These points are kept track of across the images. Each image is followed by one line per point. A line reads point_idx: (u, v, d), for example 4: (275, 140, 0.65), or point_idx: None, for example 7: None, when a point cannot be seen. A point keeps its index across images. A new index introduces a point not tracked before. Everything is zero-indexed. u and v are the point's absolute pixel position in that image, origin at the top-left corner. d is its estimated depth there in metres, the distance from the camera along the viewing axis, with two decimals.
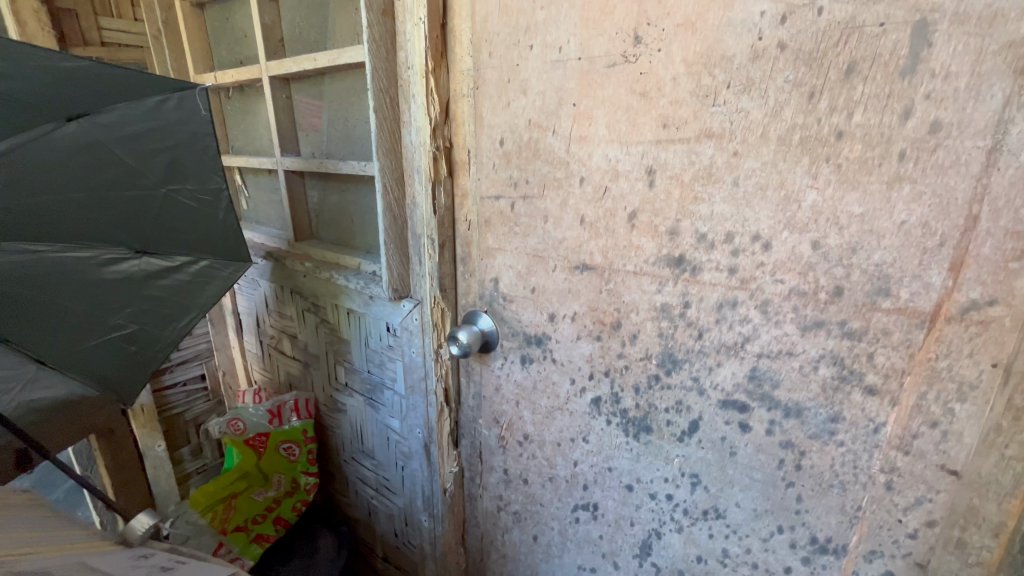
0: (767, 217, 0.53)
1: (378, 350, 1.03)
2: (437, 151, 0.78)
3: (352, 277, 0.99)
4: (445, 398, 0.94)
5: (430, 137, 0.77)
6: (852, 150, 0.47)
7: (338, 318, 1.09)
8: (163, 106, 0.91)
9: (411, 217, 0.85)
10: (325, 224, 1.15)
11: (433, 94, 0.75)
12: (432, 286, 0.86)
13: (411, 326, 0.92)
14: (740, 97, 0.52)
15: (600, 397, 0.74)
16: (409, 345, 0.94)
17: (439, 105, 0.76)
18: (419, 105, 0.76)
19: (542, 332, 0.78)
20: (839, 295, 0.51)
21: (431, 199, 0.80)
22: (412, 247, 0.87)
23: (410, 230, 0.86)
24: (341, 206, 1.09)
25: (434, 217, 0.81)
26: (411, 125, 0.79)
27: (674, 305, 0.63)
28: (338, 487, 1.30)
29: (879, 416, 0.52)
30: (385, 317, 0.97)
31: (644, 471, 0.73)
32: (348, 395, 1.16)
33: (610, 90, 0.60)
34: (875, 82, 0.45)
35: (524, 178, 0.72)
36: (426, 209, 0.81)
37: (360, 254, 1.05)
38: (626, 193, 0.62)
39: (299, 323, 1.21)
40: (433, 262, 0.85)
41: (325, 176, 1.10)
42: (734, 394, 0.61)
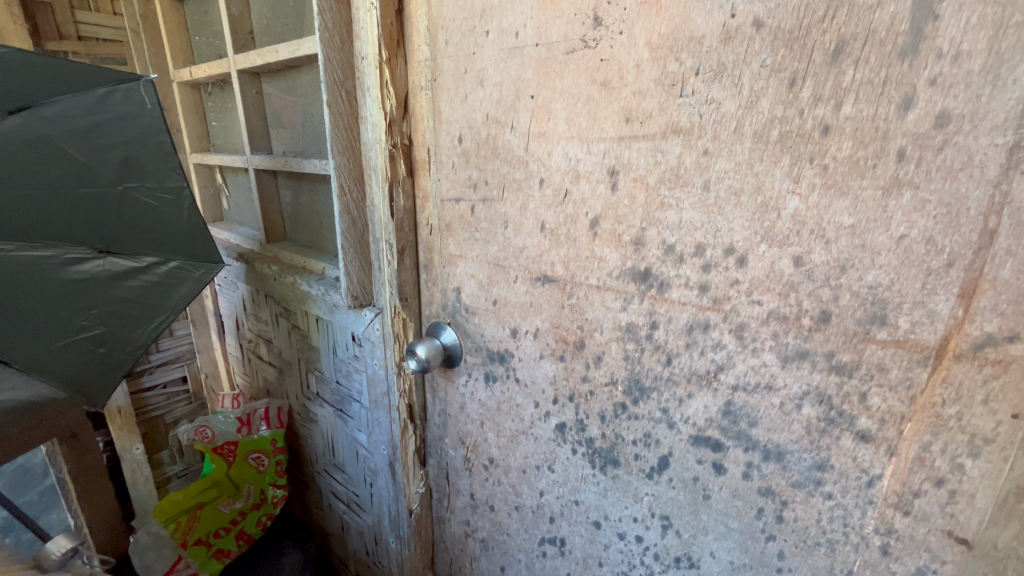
0: (742, 226, 0.45)
1: (344, 359, 0.97)
2: (395, 148, 0.72)
3: (318, 281, 0.94)
4: (410, 416, 0.88)
5: (385, 134, 0.71)
6: (840, 147, 0.39)
7: (306, 324, 1.04)
8: (111, 99, 0.89)
9: (371, 219, 0.79)
10: (298, 226, 1.10)
11: (388, 87, 0.69)
12: (392, 295, 0.80)
13: (373, 337, 0.87)
14: (710, 86, 0.44)
15: (565, 423, 0.67)
16: (372, 356, 0.89)
17: (395, 99, 0.70)
18: (374, 98, 0.70)
19: (505, 349, 0.71)
20: (827, 322, 0.43)
21: (389, 201, 0.74)
22: (373, 252, 0.81)
23: (370, 235, 0.80)
24: (313, 207, 1.04)
25: (391, 220, 0.75)
26: (367, 120, 0.73)
27: (640, 325, 0.55)
28: (311, 499, 1.25)
29: (875, 467, 0.43)
30: (349, 326, 0.92)
31: (611, 508, 0.66)
32: (319, 405, 1.10)
33: (569, 81, 0.53)
34: (868, 66, 0.37)
35: (483, 179, 0.65)
36: (383, 211, 0.75)
37: (328, 258, 1.00)
38: (588, 196, 0.55)
39: (272, 327, 1.17)
40: (391, 269, 0.78)
41: (297, 175, 1.05)
42: (707, 430, 0.53)
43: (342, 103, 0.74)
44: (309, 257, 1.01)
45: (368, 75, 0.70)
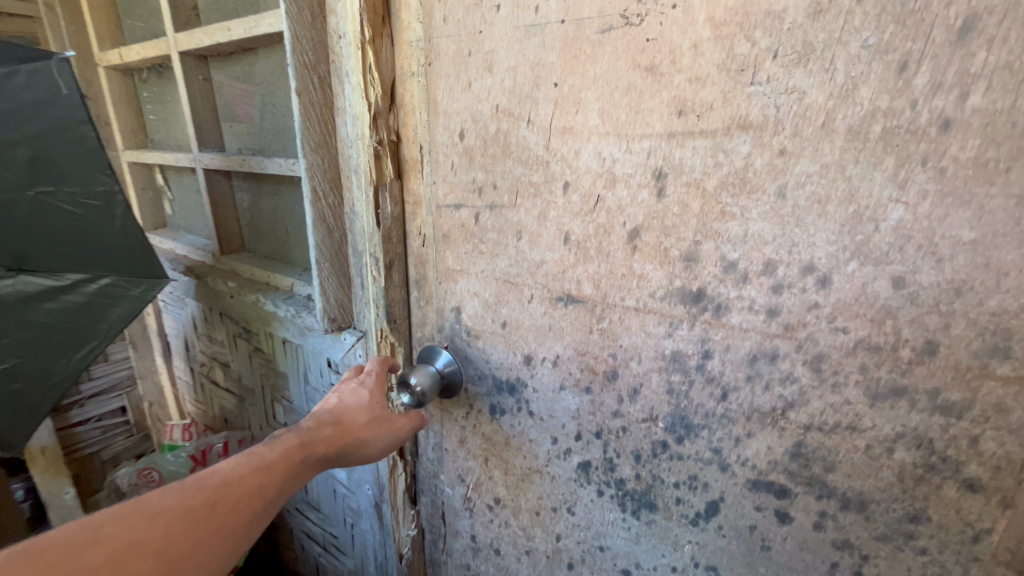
0: (826, 241, 0.38)
1: (317, 387, 0.86)
2: (381, 146, 0.61)
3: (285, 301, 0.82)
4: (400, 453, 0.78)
5: (369, 129, 0.60)
6: (964, 147, 0.32)
7: (272, 348, 0.91)
8: (10, 82, 0.71)
9: (353, 229, 0.68)
10: (258, 234, 0.96)
11: (371, 74, 0.58)
12: (378, 318, 0.69)
13: (355, 364, 0.76)
14: (791, 71, 0.36)
15: (589, 462, 0.58)
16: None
17: (380, 88, 0.59)
18: (355, 87, 0.59)
19: (516, 378, 0.61)
20: (932, 354, 0.36)
21: (375, 208, 0.63)
22: (355, 267, 0.70)
23: (351, 247, 0.69)
24: (275, 212, 0.91)
25: (377, 230, 0.64)
26: (346, 113, 0.62)
27: (689, 354, 0.47)
28: (282, 541, 1.12)
29: (983, 520, 0.37)
30: (325, 351, 0.80)
31: (644, 556, 0.58)
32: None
33: (605, 65, 0.44)
34: (1006, 46, 0.30)
35: (490, 182, 0.55)
36: (368, 220, 0.65)
37: (296, 272, 0.88)
38: (626, 203, 0.46)
39: (229, 350, 1.02)
40: (376, 288, 0.68)
41: (255, 177, 0.91)
42: (769, 474, 0.46)
43: (314, 95, 0.64)
44: (273, 272, 0.89)
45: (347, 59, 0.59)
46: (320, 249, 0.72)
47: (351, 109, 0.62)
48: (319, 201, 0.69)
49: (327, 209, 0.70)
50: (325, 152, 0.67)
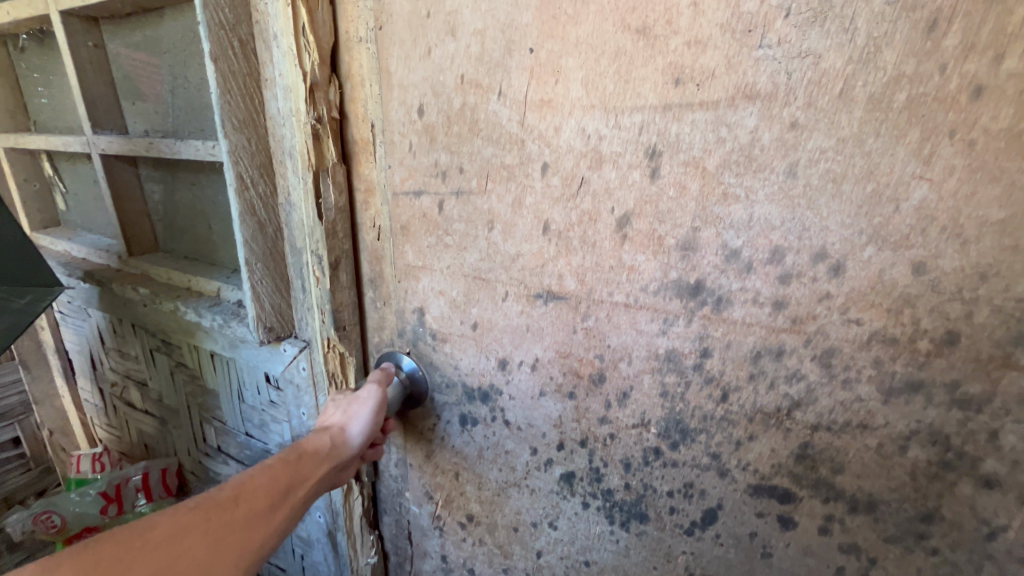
0: (840, 224, 0.34)
1: (255, 405, 0.75)
2: (322, 126, 0.52)
3: (211, 309, 0.71)
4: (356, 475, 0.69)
5: (306, 103, 0.51)
6: (997, 117, 0.29)
7: (198, 362, 0.79)
8: None
9: (290, 222, 0.59)
10: (176, 233, 0.84)
11: (307, 37, 0.49)
12: (324, 325, 0.60)
13: (298, 378, 0.66)
14: (806, 32, 0.32)
15: (573, 472, 0.53)
16: (298, 404, 0.68)
17: (319, 55, 0.50)
18: (287, 53, 0.50)
19: (489, 385, 0.55)
20: (952, 345, 0.33)
21: (316, 198, 0.54)
22: (293, 267, 0.61)
23: (289, 243, 0.60)
24: (194, 206, 0.79)
25: (319, 224, 0.55)
26: (276, 86, 0.53)
27: (685, 353, 0.42)
28: None
29: (999, 516, 0.35)
30: (262, 365, 0.70)
31: (635, 569, 0.54)
32: (223, 465, 0.85)
33: (589, 27, 0.38)
34: None
35: (456, 165, 0.48)
36: (307, 213, 0.55)
37: (223, 274, 0.77)
38: (614, 185, 0.41)
39: (146, 367, 0.89)
40: (320, 290, 0.59)
41: (168, 164, 0.78)
42: (772, 478, 0.42)
43: (235, 62, 0.53)
44: (194, 274, 0.77)
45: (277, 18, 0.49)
46: (249, 248, 0.60)
47: (282, 80, 0.52)
48: (246, 192, 0.58)
49: (256, 200, 0.59)
50: (252, 132, 0.57)
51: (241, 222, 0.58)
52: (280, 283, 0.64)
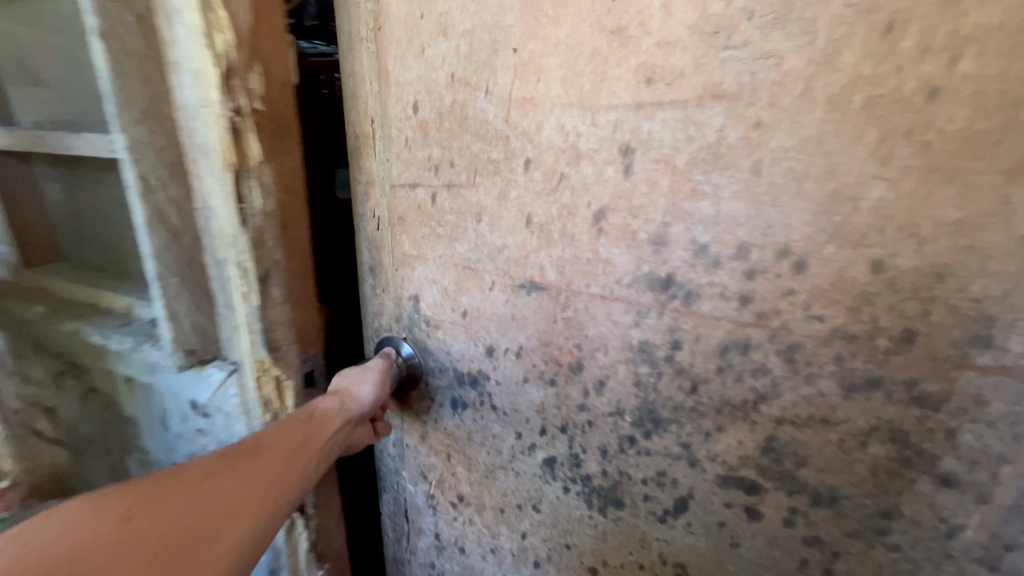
0: (803, 222, 0.35)
1: (181, 436, 0.72)
2: (242, 120, 0.51)
3: (121, 333, 0.73)
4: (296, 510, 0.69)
5: (222, 93, 0.49)
6: (952, 118, 0.29)
7: (115, 393, 0.77)
8: None
9: (210, 229, 0.57)
10: (82, 240, 0.83)
11: (218, 16, 0.47)
12: (254, 348, 0.60)
13: (226, 407, 0.64)
14: (769, 34, 0.33)
15: (554, 458, 0.55)
16: (229, 436, 0.66)
17: (236, 39, 0.48)
18: (197, 39, 0.48)
19: (477, 370, 0.58)
20: (910, 344, 0.34)
21: (237, 202, 0.54)
22: (213, 277, 0.59)
23: (208, 250, 0.58)
24: (92, 211, 0.79)
25: (243, 231, 0.55)
26: (184, 73, 0.51)
27: (657, 345, 0.44)
28: None
29: (957, 516, 0.36)
30: (186, 395, 0.67)
31: (612, 554, 0.55)
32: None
33: (567, 28, 0.40)
34: (1001, 6, 0.27)
35: (447, 159, 0.51)
36: (228, 218, 0.55)
37: (136, 290, 0.76)
38: (591, 181, 0.42)
39: (54, 390, 0.86)
40: (248, 308, 0.58)
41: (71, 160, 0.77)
42: (740, 470, 0.43)
43: (131, 39, 0.49)
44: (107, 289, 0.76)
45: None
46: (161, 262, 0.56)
47: (192, 65, 0.50)
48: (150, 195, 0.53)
49: (166, 204, 0.55)
50: (154, 126, 0.52)
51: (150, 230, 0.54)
52: (203, 301, 0.61)
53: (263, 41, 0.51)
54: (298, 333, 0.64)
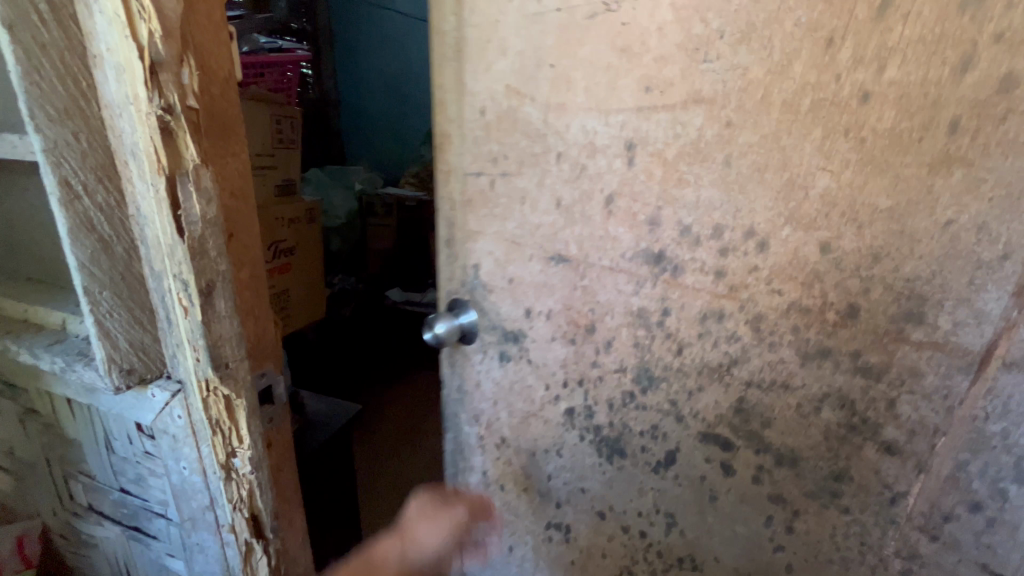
0: (765, 207, 0.41)
1: (126, 458, 0.79)
2: (175, 119, 0.56)
3: (53, 350, 0.72)
4: (255, 530, 0.75)
5: (151, 94, 0.54)
6: (882, 118, 0.34)
7: (57, 413, 0.83)
8: None
9: (146, 238, 0.62)
10: (19, 254, 0.85)
11: (143, 4, 0.52)
12: (201, 365, 0.64)
13: (169, 426, 0.71)
14: (737, 49, 0.40)
15: (574, 408, 0.65)
16: (175, 457, 0.73)
17: (162, 29, 0.53)
18: (121, 40, 0.53)
19: (518, 329, 0.69)
20: (854, 318, 0.38)
21: (173, 208, 0.58)
22: (155, 289, 0.64)
23: (148, 261, 0.63)
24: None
25: (181, 239, 0.59)
26: (108, 68, 0.56)
27: (652, 311, 0.52)
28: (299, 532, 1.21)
29: (900, 483, 0.39)
30: (131, 415, 0.74)
31: (617, 500, 0.63)
32: (98, 527, 0.90)
33: (590, 48, 0.50)
34: (921, 21, 0.32)
35: (502, 153, 0.63)
36: (165, 226, 0.59)
37: (70, 306, 0.78)
38: (604, 171, 0.52)
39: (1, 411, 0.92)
40: (189, 324, 0.63)
41: None
42: (716, 427, 0.49)
43: (41, 31, 0.54)
44: (39, 303, 0.78)
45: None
46: (88, 272, 0.61)
47: (115, 57, 0.55)
48: (75, 204, 0.59)
49: (92, 210, 0.60)
50: (76, 124, 0.58)
51: (75, 239, 0.59)
52: (139, 315, 0.66)
53: (195, 36, 0.57)
54: (249, 342, 0.69)
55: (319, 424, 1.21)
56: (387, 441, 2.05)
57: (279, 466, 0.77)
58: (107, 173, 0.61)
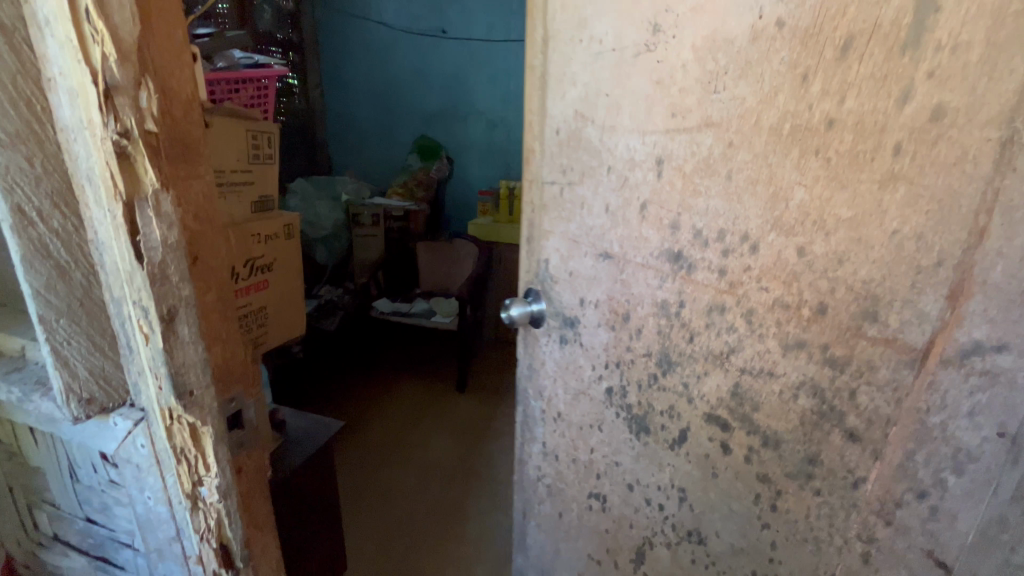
0: (756, 215, 0.48)
1: (91, 486, 0.85)
2: (133, 143, 0.58)
3: (9, 379, 0.78)
4: (226, 560, 0.78)
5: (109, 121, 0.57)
6: (843, 141, 0.40)
7: (20, 443, 0.89)
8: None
9: (105, 264, 0.66)
10: None
11: (95, 27, 0.54)
12: (163, 395, 0.67)
13: (139, 451, 0.75)
14: (737, 83, 0.48)
15: (612, 387, 0.74)
16: (139, 485, 0.78)
17: (117, 53, 0.55)
18: (70, 70, 0.57)
19: (575, 316, 0.81)
20: (823, 314, 0.43)
21: (131, 232, 0.61)
22: (115, 308, 0.68)
23: (109, 283, 0.67)
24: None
25: (140, 265, 0.61)
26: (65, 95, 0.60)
27: (672, 303, 0.60)
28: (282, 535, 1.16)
29: (860, 468, 0.43)
30: (96, 444, 0.79)
31: (642, 474, 0.71)
32: (61, 554, 0.97)
33: (635, 81, 0.60)
34: (873, 61, 0.37)
35: (570, 166, 0.75)
36: (125, 251, 0.62)
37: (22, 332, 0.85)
38: (641, 183, 0.62)
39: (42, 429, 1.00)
40: (151, 351, 0.65)
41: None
42: (717, 408, 0.56)
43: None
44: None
45: (56, 18, 0.56)
46: (44, 298, 0.67)
47: (69, 81, 0.58)
48: (29, 229, 0.65)
49: (46, 235, 0.67)
50: (30, 149, 0.65)
51: (30, 266, 0.65)
52: (99, 342, 0.73)
53: (162, 61, 0.60)
54: (216, 367, 0.71)
55: (292, 446, 1.18)
56: (382, 445, 2.13)
57: (249, 494, 0.79)
58: (63, 198, 0.68)
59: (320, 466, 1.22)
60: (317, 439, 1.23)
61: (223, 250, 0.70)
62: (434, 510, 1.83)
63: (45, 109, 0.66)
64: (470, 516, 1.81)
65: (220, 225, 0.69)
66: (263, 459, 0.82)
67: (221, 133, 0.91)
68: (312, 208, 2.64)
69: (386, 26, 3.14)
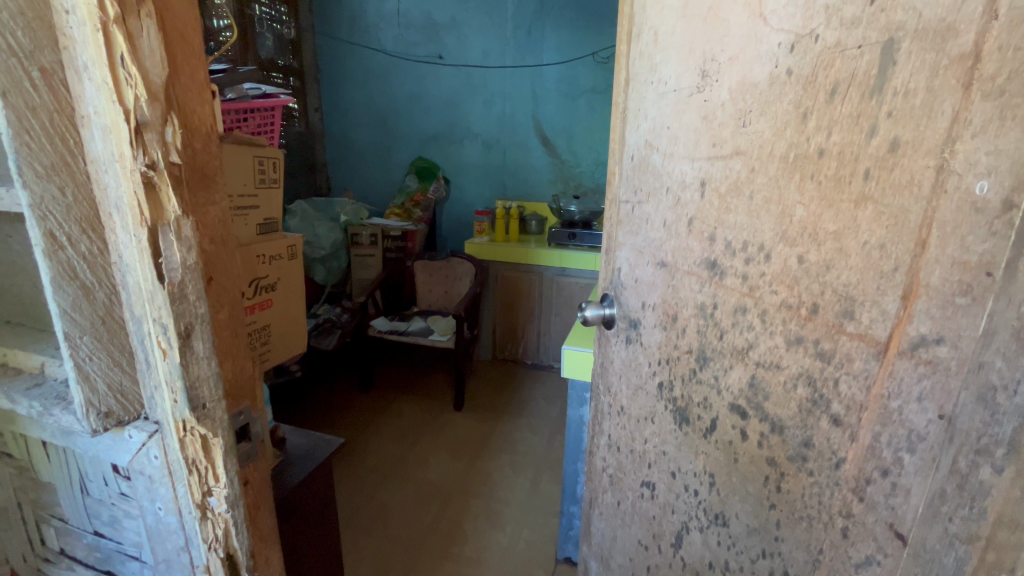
0: (770, 229, 0.56)
1: (102, 500, 0.85)
2: (159, 174, 0.62)
3: (31, 393, 0.78)
4: (231, 569, 0.80)
5: (139, 155, 0.61)
6: (830, 167, 0.48)
7: (31, 458, 0.89)
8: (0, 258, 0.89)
9: (128, 284, 0.68)
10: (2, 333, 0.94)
11: (130, 73, 0.58)
12: (178, 407, 0.70)
13: (148, 462, 0.76)
14: (758, 120, 0.56)
15: (663, 382, 0.81)
16: (151, 497, 0.79)
17: (147, 94, 0.60)
18: (105, 107, 0.60)
19: (637, 318, 0.88)
20: (815, 312, 0.51)
21: (154, 256, 0.64)
22: (134, 326, 0.70)
23: (129, 303, 0.70)
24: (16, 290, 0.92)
25: (161, 287, 0.65)
26: (96, 129, 0.63)
27: (709, 305, 0.67)
28: (309, 539, 1.22)
29: (841, 450, 0.49)
30: (110, 455, 0.79)
31: (682, 462, 0.77)
32: (69, 570, 0.95)
33: (687, 116, 0.69)
34: (851, 103, 0.46)
35: (638, 187, 0.86)
36: (148, 275, 0.65)
37: (48, 349, 0.85)
38: (689, 202, 0.70)
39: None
40: (167, 365, 0.69)
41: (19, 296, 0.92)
42: (738, 398, 0.63)
43: (33, 95, 0.62)
44: (17, 349, 0.85)
45: (93, 63, 0.59)
46: (70, 318, 0.69)
47: (102, 120, 0.61)
48: (59, 253, 0.67)
49: (75, 258, 0.68)
50: (62, 179, 0.66)
51: (59, 287, 0.67)
52: (118, 358, 0.75)
53: (184, 100, 0.65)
54: (226, 383, 0.75)
55: (293, 462, 1.16)
56: (374, 471, 2.18)
57: (256, 502, 0.83)
58: (91, 223, 0.70)
59: (312, 485, 1.18)
60: (316, 457, 1.19)
61: (237, 271, 0.76)
62: (422, 538, 1.83)
63: (78, 142, 0.67)
64: (467, 540, 1.82)
65: (230, 246, 0.74)
66: (266, 471, 0.86)
67: (234, 161, 0.94)
68: (312, 228, 2.98)
69: (384, 52, 3.37)
